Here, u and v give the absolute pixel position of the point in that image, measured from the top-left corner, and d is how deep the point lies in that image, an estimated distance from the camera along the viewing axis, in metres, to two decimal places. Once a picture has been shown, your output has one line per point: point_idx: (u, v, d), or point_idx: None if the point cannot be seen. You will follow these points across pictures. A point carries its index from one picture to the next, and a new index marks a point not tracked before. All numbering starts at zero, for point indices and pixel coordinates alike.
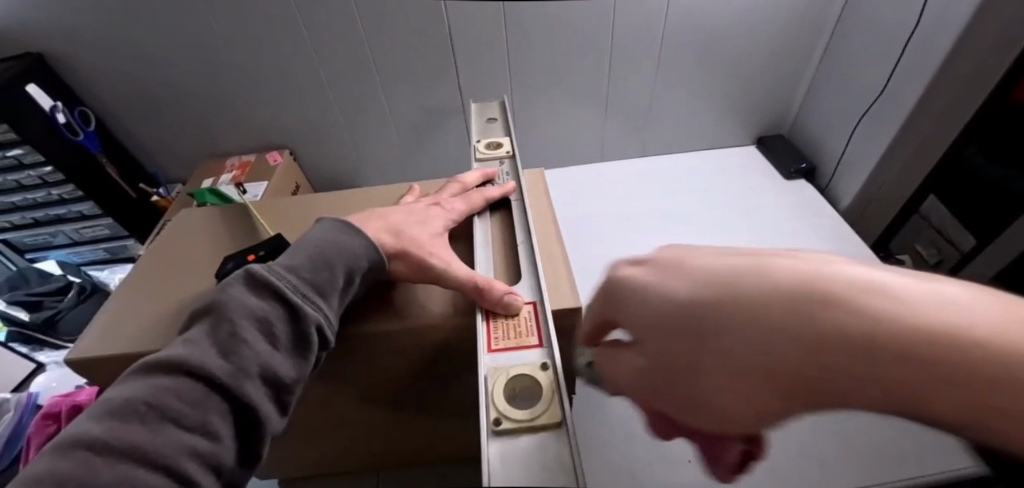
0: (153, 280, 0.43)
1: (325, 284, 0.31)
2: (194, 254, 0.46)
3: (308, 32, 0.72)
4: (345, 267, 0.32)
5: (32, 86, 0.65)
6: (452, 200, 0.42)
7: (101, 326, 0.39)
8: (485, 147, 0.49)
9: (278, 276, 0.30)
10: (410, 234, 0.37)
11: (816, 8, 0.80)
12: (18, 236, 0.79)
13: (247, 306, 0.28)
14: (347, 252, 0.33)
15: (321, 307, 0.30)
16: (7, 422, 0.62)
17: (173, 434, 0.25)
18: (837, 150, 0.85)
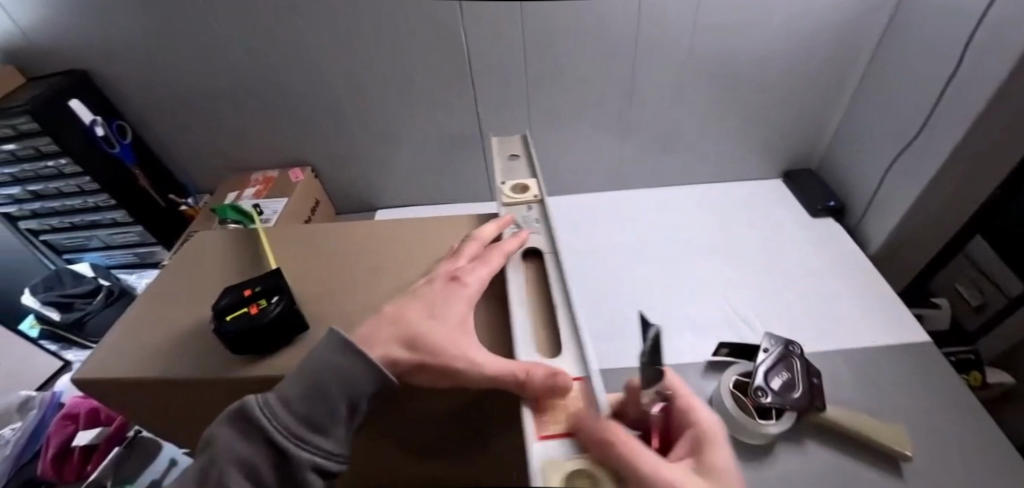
0: (167, 305, 0.47)
1: (320, 420, 0.30)
2: (206, 282, 0.49)
3: (337, 55, 0.74)
4: (345, 399, 0.31)
5: (74, 101, 0.69)
6: (474, 275, 0.40)
7: (111, 347, 0.42)
8: (513, 190, 0.53)
9: (270, 418, 0.29)
10: (426, 340, 0.34)
11: (852, 40, 0.77)
12: (57, 237, 0.84)
13: (235, 449, 0.29)
14: (347, 379, 0.31)
15: (315, 447, 0.29)
16: (31, 418, 0.66)
17: None
18: (868, 191, 0.82)
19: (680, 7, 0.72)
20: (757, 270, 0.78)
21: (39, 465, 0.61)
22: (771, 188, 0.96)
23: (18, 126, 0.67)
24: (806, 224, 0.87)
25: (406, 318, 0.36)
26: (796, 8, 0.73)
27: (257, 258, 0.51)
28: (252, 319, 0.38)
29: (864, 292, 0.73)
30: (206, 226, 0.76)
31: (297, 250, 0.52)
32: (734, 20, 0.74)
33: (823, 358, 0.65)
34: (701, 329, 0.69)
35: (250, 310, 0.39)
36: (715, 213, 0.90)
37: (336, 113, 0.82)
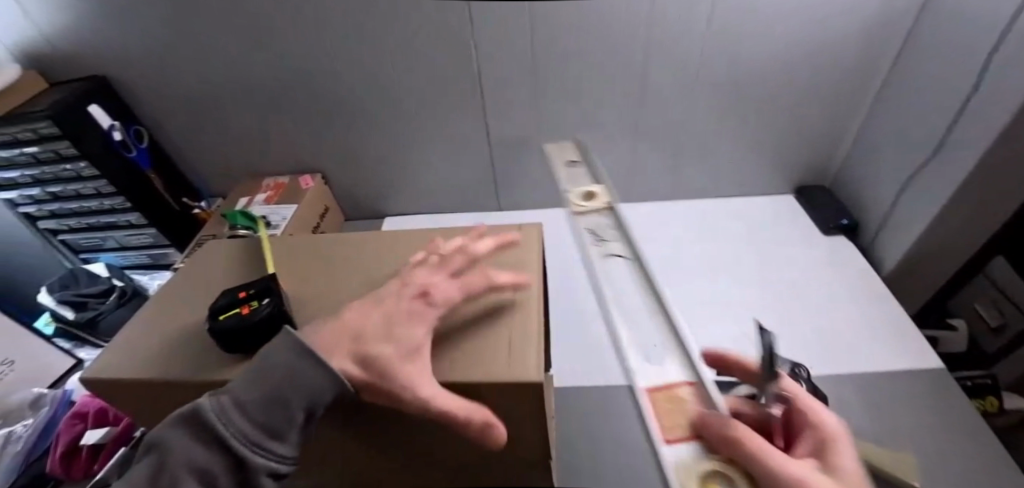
0: (171, 306, 0.48)
1: (274, 426, 0.32)
2: (210, 285, 0.50)
3: (347, 65, 0.75)
4: (302, 406, 0.32)
5: (93, 106, 0.71)
6: (447, 286, 0.39)
7: (116, 347, 0.43)
8: (586, 200, 0.70)
9: (223, 424, 0.31)
10: (381, 360, 0.34)
11: (868, 57, 0.76)
12: (73, 237, 0.86)
13: (188, 455, 0.31)
14: (302, 389, 0.32)
15: (268, 451, 0.32)
16: (43, 415, 0.68)
17: None
18: (881, 210, 0.81)
19: (691, 20, 0.72)
20: (764, 289, 0.77)
21: (47, 463, 0.62)
22: (782, 204, 0.95)
23: (40, 130, 0.69)
24: (817, 242, 0.85)
25: (364, 330, 0.36)
26: (810, 24, 0.72)
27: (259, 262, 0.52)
28: (240, 319, 0.38)
29: (874, 314, 0.72)
30: (216, 230, 0.78)
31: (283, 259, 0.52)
32: (746, 35, 0.74)
33: (830, 382, 0.64)
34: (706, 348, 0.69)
35: (242, 311, 0.39)
36: (724, 229, 0.90)
37: (346, 122, 0.83)
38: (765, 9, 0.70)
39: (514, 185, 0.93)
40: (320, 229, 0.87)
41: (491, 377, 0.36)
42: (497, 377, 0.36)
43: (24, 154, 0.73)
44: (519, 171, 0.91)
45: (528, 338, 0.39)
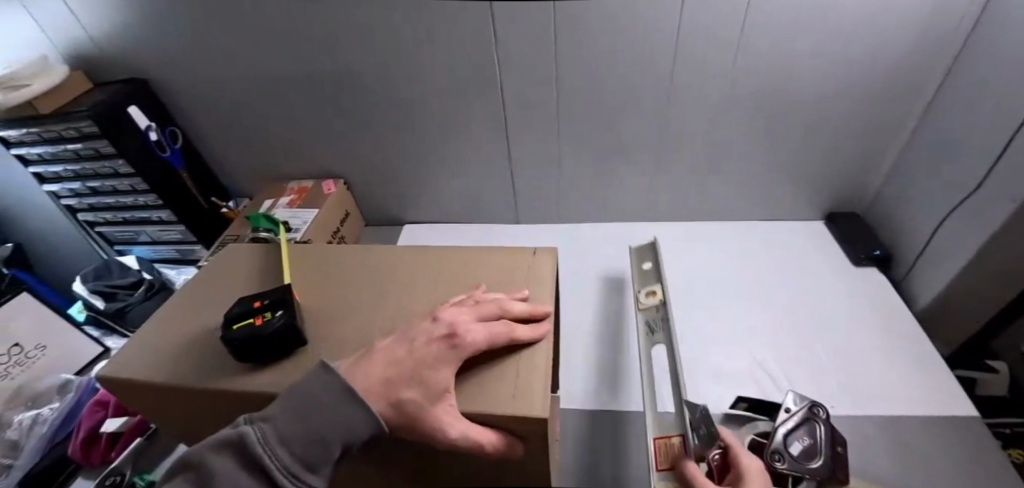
0: (189, 309, 0.49)
1: (315, 460, 0.31)
2: (229, 290, 0.51)
3: (373, 74, 0.77)
4: (341, 441, 0.31)
5: (132, 107, 0.75)
6: (478, 329, 0.39)
7: (134, 347, 0.45)
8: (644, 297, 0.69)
9: (269, 455, 0.30)
10: (411, 403, 0.34)
11: (911, 84, 0.72)
12: (109, 229, 0.90)
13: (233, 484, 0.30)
14: (342, 428, 0.31)
15: (306, 485, 0.30)
16: (69, 400, 0.71)
17: None
18: (918, 244, 0.77)
19: (720, 41, 0.70)
20: (786, 320, 0.75)
21: (69, 446, 0.64)
22: (810, 230, 0.91)
23: (81, 128, 0.73)
24: (846, 273, 0.82)
25: (394, 369, 0.35)
26: (848, 48, 0.69)
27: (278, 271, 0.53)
28: (255, 329, 0.39)
29: (905, 354, 0.68)
30: (239, 232, 0.81)
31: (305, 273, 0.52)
32: (779, 57, 0.71)
33: (851, 423, 0.61)
34: (720, 379, 0.67)
35: (254, 321, 0.40)
36: (746, 255, 0.87)
37: (370, 129, 0.84)
38: (798, 31, 0.68)
39: (533, 198, 0.93)
40: (340, 234, 0.89)
41: (494, 408, 0.37)
42: (499, 407, 0.37)
43: (67, 150, 0.77)
44: (538, 185, 0.91)
45: (535, 370, 0.39)
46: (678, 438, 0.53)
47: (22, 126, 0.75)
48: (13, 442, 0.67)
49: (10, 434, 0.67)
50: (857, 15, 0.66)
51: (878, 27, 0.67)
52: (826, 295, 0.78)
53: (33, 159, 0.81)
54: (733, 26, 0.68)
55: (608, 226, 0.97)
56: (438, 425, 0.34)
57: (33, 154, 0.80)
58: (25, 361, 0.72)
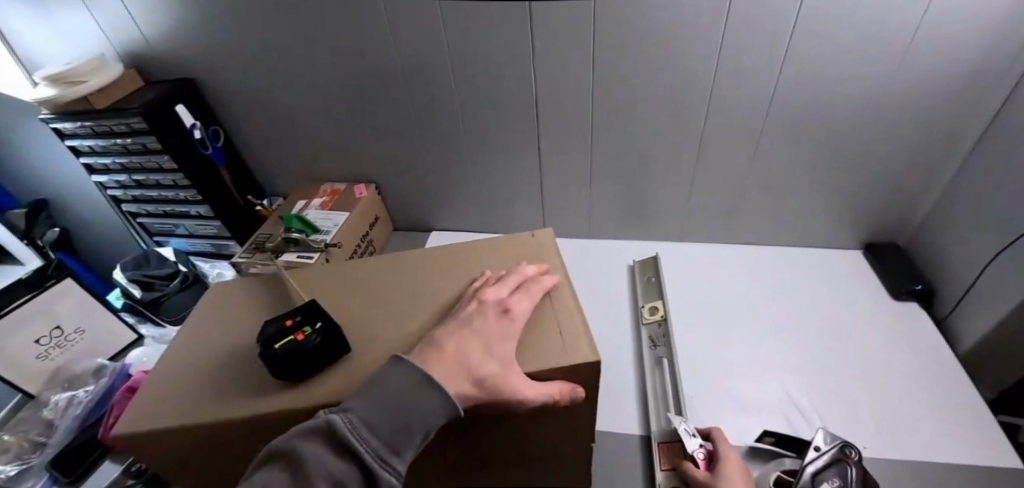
0: (193, 352, 0.47)
1: (401, 444, 0.29)
2: (232, 327, 0.50)
3: (408, 81, 0.78)
4: (424, 427, 0.30)
5: (179, 106, 0.78)
6: (513, 303, 0.42)
7: (144, 401, 0.43)
8: (648, 312, 0.77)
9: (358, 438, 0.29)
10: (489, 377, 0.35)
11: (963, 116, 0.69)
12: (150, 221, 0.94)
13: (326, 467, 0.28)
14: (424, 416, 0.30)
15: (395, 470, 0.29)
16: (102, 384, 0.74)
17: None
18: (964, 282, 0.73)
19: (761, 64, 0.69)
20: (816, 351, 0.72)
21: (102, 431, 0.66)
22: (846, 260, 0.88)
23: (131, 124, 0.76)
24: (884, 307, 0.79)
25: (463, 353, 0.35)
26: (896, 77, 0.67)
27: (283, 294, 0.52)
28: (300, 346, 0.39)
29: (943, 397, 0.65)
30: (273, 230, 0.82)
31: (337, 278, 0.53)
32: (821, 83, 0.70)
33: (884, 466, 0.58)
34: (747, 409, 0.65)
35: (295, 337, 0.40)
36: (776, 281, 0.85)
37: (402, 135, 0.85)
38: (840, 55, 0.66)
39: (561, 212, 0.93)
40: (369, 238, 0.90)
41: (552, 364, 0.40)
42: (557, 364, 0.40)
43: (116, 145, 0.81)
44: (565, 199, 0.91)
45: (574, 330, 0.43)
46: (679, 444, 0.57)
47: (76, 120, 0.78)
48: (49, 420, 0.71)
49: (47, 413, 0.71)
50: (908, 44, 0.64)
51: (928, 57, 0.64)
52: (860, 330, 0.75)
53: (84, 151, 0.85)
54: (776, 49, 0.67)
55: (634, 243, 0.96)
56: (515, 389, 0.36)
57: (84, 146, 0.84)
58: (65, 343, 0.76)
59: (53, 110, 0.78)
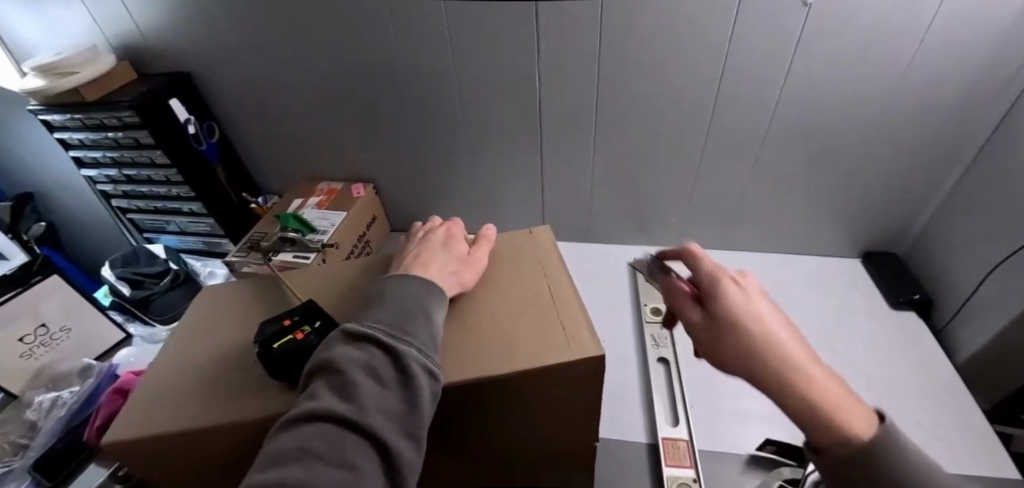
0: (184, 356, 0.46)
1: (408, 325, 0.35)
2: (225, 329, 0.48)
3: (410, 77, 0.76)
4: (420, 310, 0.37)
5: (173, 100, 0.76)
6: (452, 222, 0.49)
7: (134, 408, 0.41)
8: (651, 312, 0.77)
9: (370, 326, 0.34)
10: (427, 263, 0.42)
11: (964, 125, 0.69)
12: (141, 217, 0.92)
13: (353, 357, 0.33)
14: (418, 303, 0.37)
15: (411, 342, 0.34)
16: (88, 385, 0.72)
17: (318, 468, 0.28)
18: (963, 290, 0.73)
19: (769, 67, 0.69)
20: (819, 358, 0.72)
21: (89, 432, 0.65)
22: (845, 268, 0.89)
23: (124, 118, 0.75)
24: (884, 316, 0.79)
25: (439, 261, 0.43)
26: (901, 84, 0.68)
27: (278, 294, 0.51)
28: (299, 345, 0.38)
29: (940, 405, 0.65)
30: (268, 229, 0.81)
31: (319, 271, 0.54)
32: (827, 88, 0.70)
33: None
34: (744, 417, 0.63)
35: (294, 336, 0.39)
36: (777, 288, 0.85)
37: (403, 134, 0.84)
38: (847, 59, 0.66)
39: (563, 215, 0.93)
40: (366, 237, 0.89)
41: (560, 359, 0.38)
42: (565, 358, 0.38)
43: (107, 138, 0.79)
44: (568, 202, 0.90)
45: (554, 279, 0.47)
46: (683, 442, 0.59)
47: (65, 112, 0.76)
48: (32, 422, 0.69)
49: (30, 414, 0.69)
50: (914, 53, 0.64)
51: (935, 62, 0.64)
52: (858, 338, 0.75)
53: (73, 143, 0.83)
54: (785, 51, 0.67)
55: (635, 248, 0.95)
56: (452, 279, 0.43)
57: (75, 139, 0.82)
58: (50, 342, 0.73)
59: (42, 101, 0.76)
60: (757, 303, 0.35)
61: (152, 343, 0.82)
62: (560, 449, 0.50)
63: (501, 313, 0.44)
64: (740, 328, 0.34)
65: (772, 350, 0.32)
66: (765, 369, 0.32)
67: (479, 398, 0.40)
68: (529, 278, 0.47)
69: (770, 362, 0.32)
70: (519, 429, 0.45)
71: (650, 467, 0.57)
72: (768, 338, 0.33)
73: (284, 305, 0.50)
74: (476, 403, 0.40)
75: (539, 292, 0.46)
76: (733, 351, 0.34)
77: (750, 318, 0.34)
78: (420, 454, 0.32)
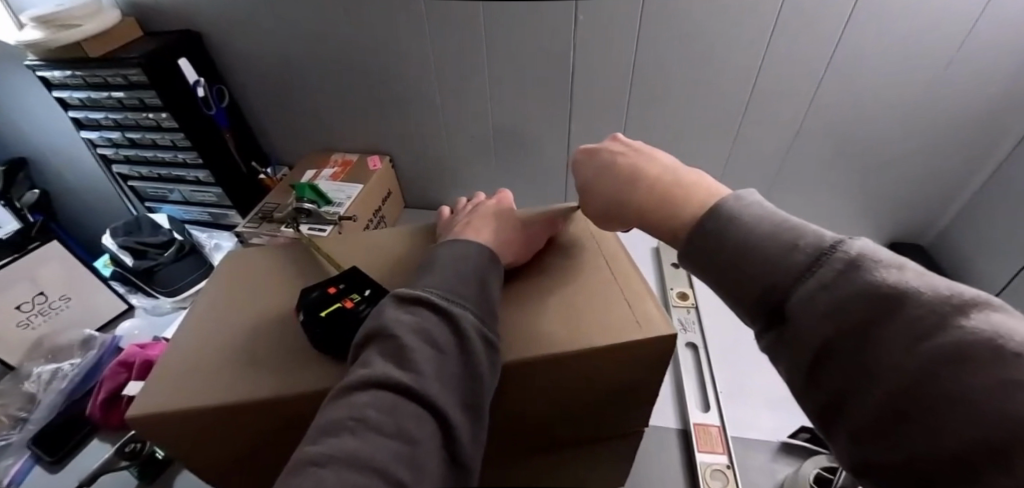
0: (211, 325, 0.44)
1: (460, 290, 0.34)
2: (255, 296, 0.46)
3: (433, 45, 0.72)
4: (476, 276, 0.36)
5: (182, 60, 0.72)
6: (498, 192, 0.48)
7: (161, 377, 0.39)
8: (677, 296, 0.73)
9: (423, 289, 0.34)
10: (481, 234, 0.41)
11: (1005, 118, 0.67)
12: (145, 185, 0.88)
13: (406, 322, 0.32)
14: (474, 268, 0.36)
15: (464, 305, 0.33)
16: (91, 357, 0.69)
17: (377, 440, 0.27)
18: (991, 284, 0.71)
19: (810, 55, 0.66)
20: None
21: (91, 406, 0.62)
22: None
23: (129, 77, 0.70)
24: None
25: (488, 226, 0.42)
26: (945, 73, 0.65)
27: (314, 261, 0.49)
28: (349, 312, 0.38)
29: None
30: (280, 200, 0.78)
31: (352, 239, 0.51)
32: (869, 72, 0.67)
33: None
34: (774, 406, 0.62)
35: (344, 304, 0.39)
36: None
37: (422, 106, 0.80)
38: (894, 42, 0.63)
39: None
40: (381, 213, 0.86)
41: (630, 336, 0.37)
42: (633, 336, 0.37)
43: (110, 98, 0.75)
44: None
45: (618, 259, 0.45)
46: (715, 428, 0.57)
47: (66, 68, 0.72)
48: (30, 394, 0.65)
49: (29, 386, 0.66)
50: (962, 41, 0.62)
51: (983, 51, 0.62)
52: None
53: (73, 103, 0.79)
54: (830, 32, 0.64)
55: None
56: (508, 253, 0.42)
57: (74, 99, 0.78)
58: (48, 311, 0.70)
59: (42, 55, 0.71)
60: (601, 151, 0.41)
61: (157, 315, 0.78)
62: (576, 432, 0.47)
63: (558, 288, 0.42)
64: (595, 177, 0.40)
65: (612, 178, 0.38)
66: (612, 194, 0.38)
67: (533, 378, 0.38)
68: (588, 256, 0.45)
69: (613, 191, 0.38)
70: (564, 410, 0.43)
71: (681, 453, 0.56)
72: (609, 170, 0.39)
73: (320, 273, 0.47)
74: (531, 381, 0.38)
75: (596, 266, 0.44)
76: (596, 196, 0.40)
77: (594, 168, 0.40)
78: (477, 424, 0.31)
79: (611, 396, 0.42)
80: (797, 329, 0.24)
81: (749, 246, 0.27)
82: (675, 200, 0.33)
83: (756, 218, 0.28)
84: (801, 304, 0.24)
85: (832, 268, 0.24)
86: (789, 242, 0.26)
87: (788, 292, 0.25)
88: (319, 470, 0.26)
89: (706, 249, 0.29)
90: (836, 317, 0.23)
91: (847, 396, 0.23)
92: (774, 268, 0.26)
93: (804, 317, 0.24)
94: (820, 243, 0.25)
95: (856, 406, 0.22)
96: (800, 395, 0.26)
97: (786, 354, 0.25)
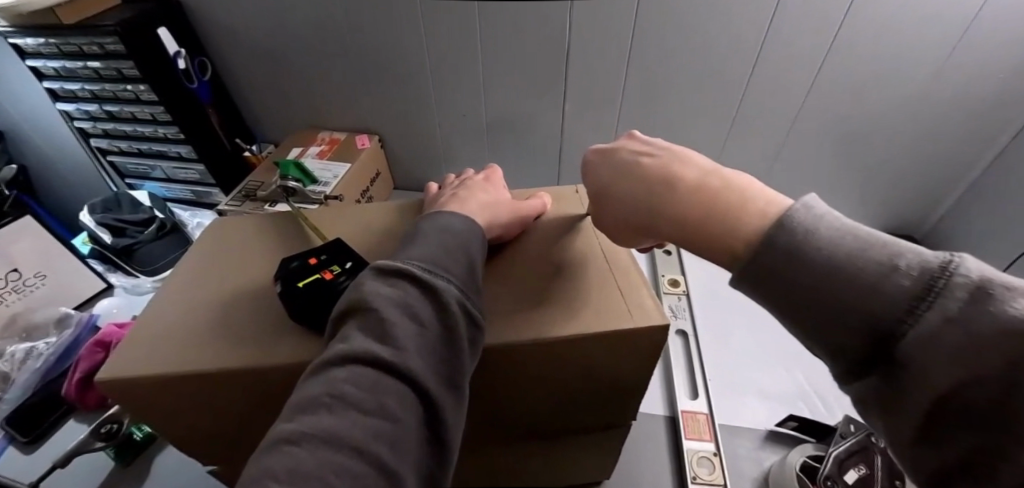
0: (191, 299, 0.41)
1: (442, 261, 0.33)
2: (238, 267, 0.44)
3: (422, 22, 0.70)
4: (462, 252, 0.35)
5: (162, 30, 0.69)
6: (488, 169, 0.47)
7: (132, 345, 0.37)
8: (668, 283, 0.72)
9: (403, 261, 0.33)
10: (465, 206, 0.40)
11: (1006, 110, 0.66)
12: (124, 161, 0.85)
13: (386, 295, 0.31)
14: (460, 242, 0.35)
15: (447, 278, 0.32)
16: (67, 335, 0.67)
17: (356, 418, 0.26)
18: None
19: (808, 54, 0.66)
20: None
21: (67, 386, 0.60)
22: None
23: (105, 45, 0.67)
24: None
25: (475, 200, 0.41)
26: (946, 64, 0.63)
27: (295, 235, 0.47)
28: (329, 284, 0.37)
29: None
30: (265, 178, 0.75)
31: (334, 213, 0.49)
32: (869, 64, 0.65)
33: None
34: (763, 395, 0.61)
35: (323, 275, 0.37)
36: None
37: (412, 84, 0.78)
38: (894, 33, 0.62)
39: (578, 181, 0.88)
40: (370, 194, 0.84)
41: (622, 325, 0.36)
42: (626, 324, 0.36)
43: (87, 68, 0.72)
44: None
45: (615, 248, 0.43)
46: (703, 415, 0.57)
47: (38, 35, 0.69)
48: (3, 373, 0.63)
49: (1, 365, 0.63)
50: (963, 33, 0.60)
51: (985, 42, 0.60)
52: None
53: (48, 74, 0.76)
54: (829, 25, 0.62)
55: None
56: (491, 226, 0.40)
57: (50, 68, 0.75)
58: (22, 288, 0.68)
59: (11, 21, 0.68)
60: (618, 151, 0.39)
61: (136, 294, 0.76)
62: (566, 419, 0.46)
63: (549, 272, 0.41)
64: (614, 176, 0.38)
65: (632, 177, 0.36)
66: (631, 198, 0.36)
67: (519, 363, 0.37)
68: (581, 242, 0.44)
69: (634, 190, 0.36)
70: (552, 394, 0.42)
71: (668, 440, 0.56)
72: (626, 168, 0.37)
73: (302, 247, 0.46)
74: (517, 365, 0.37)
75: (592, 254, 0.43)
76: (615, 197, 0.38)
77: (610, 167, 0.39)
78: (460, 404, 0.30)
79: (600, 386, 0.41)
80: (915, 372, 0.21)
81: (839, 271, 0.24)
82: (728, 212, 0.30)
83: (836, 236, 0.25)
84: (919, 342, 0.21)
85: (952, 299, 0.21)
86: (890, 268, 0.23)
87: (898, 327, 0.22)
88: (293, 448, 0.24)
89: (775, 266, 0.26)
90: (964, 359, 0.20)
91: (992, 454, 0.19)
92: (874, 297, 0.23)
93: (921, 357, 0.21)
94: (927, 266, 0.22)
95: (1005, 466, 0.19)
96: (918, 446, 0.22)
97: (903, 400, 0.22)
